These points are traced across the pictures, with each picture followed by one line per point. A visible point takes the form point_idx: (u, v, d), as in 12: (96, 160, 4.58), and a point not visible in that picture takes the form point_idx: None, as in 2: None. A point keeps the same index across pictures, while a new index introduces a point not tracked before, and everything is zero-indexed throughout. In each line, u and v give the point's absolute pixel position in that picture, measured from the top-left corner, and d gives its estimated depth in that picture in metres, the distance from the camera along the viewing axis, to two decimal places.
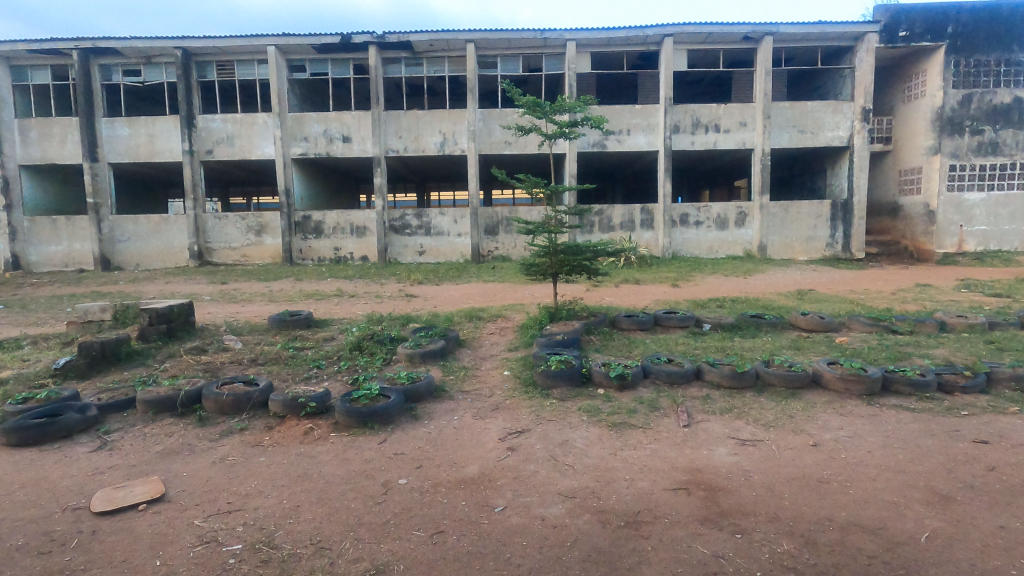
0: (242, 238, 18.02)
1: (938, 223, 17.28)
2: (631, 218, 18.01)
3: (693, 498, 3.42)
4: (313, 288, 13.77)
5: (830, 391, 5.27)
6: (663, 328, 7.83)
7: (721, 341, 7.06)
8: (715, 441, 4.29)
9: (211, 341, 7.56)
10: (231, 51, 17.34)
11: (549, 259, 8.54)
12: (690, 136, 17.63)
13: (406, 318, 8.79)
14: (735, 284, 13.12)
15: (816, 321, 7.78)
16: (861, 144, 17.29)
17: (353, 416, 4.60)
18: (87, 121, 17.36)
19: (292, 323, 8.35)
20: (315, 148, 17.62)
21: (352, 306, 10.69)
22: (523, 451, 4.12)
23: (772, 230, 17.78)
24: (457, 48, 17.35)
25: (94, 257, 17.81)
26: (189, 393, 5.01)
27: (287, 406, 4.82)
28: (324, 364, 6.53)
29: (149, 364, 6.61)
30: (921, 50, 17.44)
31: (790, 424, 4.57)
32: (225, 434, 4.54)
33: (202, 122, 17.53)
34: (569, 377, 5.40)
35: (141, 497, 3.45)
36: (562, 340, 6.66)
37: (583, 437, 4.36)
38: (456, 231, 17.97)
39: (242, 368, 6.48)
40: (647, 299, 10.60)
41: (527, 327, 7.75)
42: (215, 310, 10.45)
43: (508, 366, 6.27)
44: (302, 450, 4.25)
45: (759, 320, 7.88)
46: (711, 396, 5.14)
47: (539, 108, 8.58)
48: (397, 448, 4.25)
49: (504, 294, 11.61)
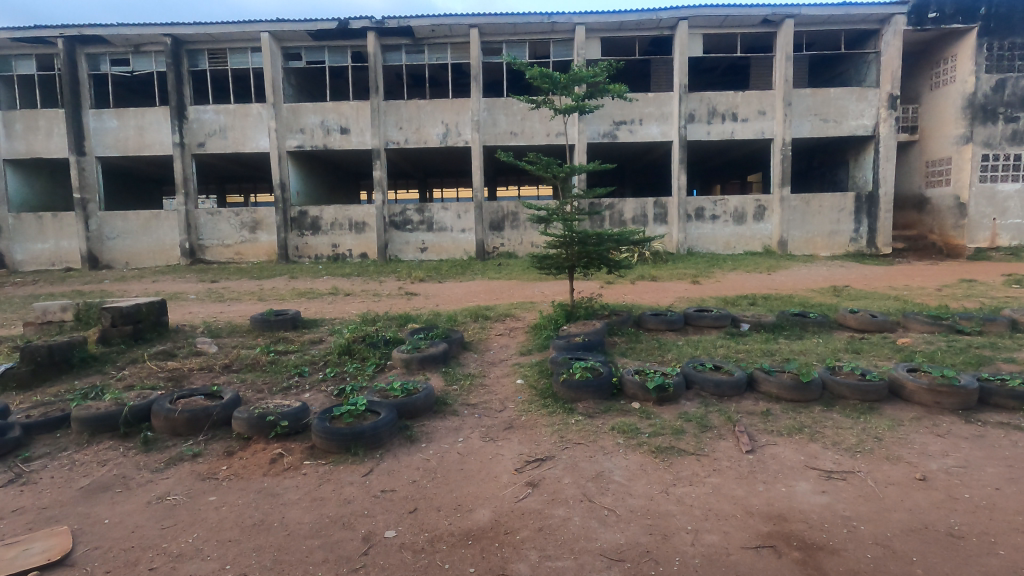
0: (236, 234, 17.15)
1: (970, 216, 16.27)
2: (644, 212, 17.05)
3: (787, 562, 2.50)
4: (307, 286, 12.86)
5: (914, 405, 4.33)
6: (695, 328, 6.89)
7: (764, 343, 6.15)
8: (793, 472, 3.35)
9: (183, 345, 6.65)
10: (223, 38, 16.48)
11: (566, 251, 7.61)
12: (706, 125, 16.67)
13: (405, 317, 7.90)
14: (759, 281, 12.19)
15: (869, 319, 6.84)
16: (888, 133, 16.29)
17: (333, 439, 3.72)
18: (74, 112, 16.54)
19: (277, 323, 7.44)
20: (311, 140, 16.75)
21: (346, 305, 9.79)
22: (547, 488, 3.21)
23: (794, 225, 16.79)
24: (460, 34, 16.44)
25: (81, 256, 16.98)
26: (135, 409, 4.11)
27: (253, 426, 3.93)
28: (307, 371, 5.65)
29: (106, 370, 5.72)
30: (951, 32, 16.43)
31: (881, 449, 3.64)
32: (171, 463, 3.63)
33: (193, 113, 16.68)
34: (596, 388, 4.49)
35: (34, 560, 2.57)
36: (583, 343, 5.74)
37: (621, 468, 3.42)
38: (460, 227, 17.05)
39: (211, 377, 5.57)
40: (670, 296, 9.68)
41: (539, 328, 6.84)
42: (198, 310, 9.57)
43: (520, 374, 5.36)
44: (265, 485, 3.34)
45: (803, 318, 6.95)
46: (770, 412, 4.21)
47: (551, 81, 7.72)
48: (385, 484, 3.33)
49: (512, 292, 10.69)
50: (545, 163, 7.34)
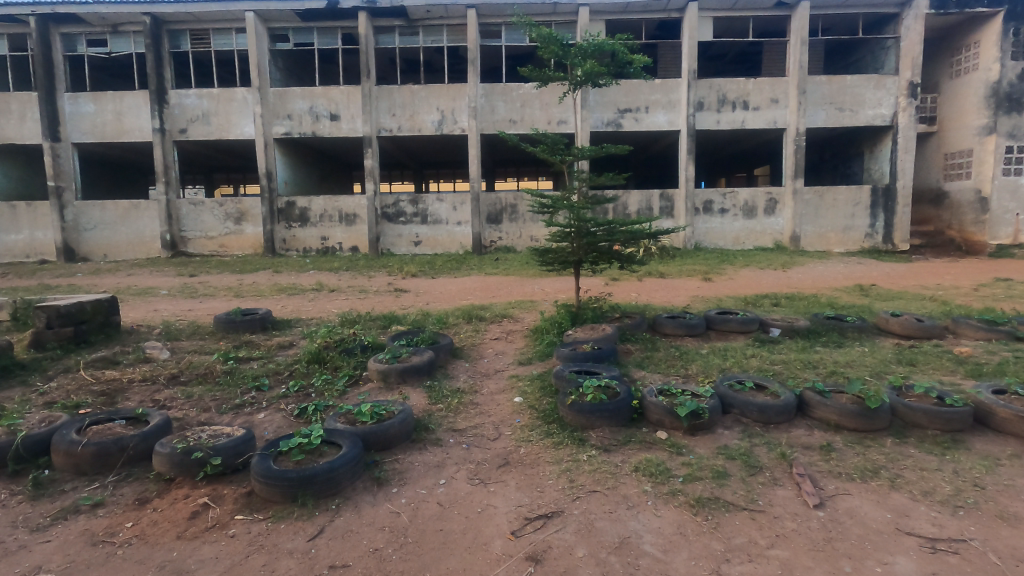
0: (220, 226, 16.23)
1: (992, 211, 15.43)
2: (650, 205, 16.15)
3: None
4: (290, 281, 12.01)
5: (1008, 436, 3.48)
6: (717, 333, 6.02)
7: (802, 353, 5.30)
8: (882, 542, 2.52)
9: (131, 350, 5.77)
10: (205, 18, 15.46)
11: (571, 245, 6.73)
12: (715, 113, 15.76)
13: (389, 317, 7.03)
14: (774, 278, 11.40)
15: (915, 324, 6.01)
16: (907, 123, 15.39)
17: (275, 485, 2.88)
18: (48, 96, 15.58)
19: (244, 325, 6.56)
20: (299, 127, 15.81)
21: (327, 303, 8.91)
22: (556, 566, 2.39)
23: (806, 219, 15.91)
24: (458, 15, 15.43)
25: (56, 248, 16.05)
26: (30, 440, 3.26)
27: (176, 464, 3.08)
28: (267, 385, 4.78)
29: (31, 382, 4.86)
30: (975, 17, 15.49)
31: (989, 503, 2.81)
32: (61, 518, 2.78)
33: (174, 97, 15.74)
34: (612, 413, 3.63)
35: None
36: (592, 353, 4.87)
37: (652, 533, 2.59)
38: (455, 219, 16.15)
39: (152, 392, 4.68)
40: (682, 295, 8.83)
41: (540, 332, 5.98)
42: (164, 308, 8.72)
43: (518, 390, 4.50)
44: (178, 555, 2.50)
45: (840, 323, 6.12)
46: (832, 446, 3.36)
47: (560, 48, 6.84)
48: (336, 556, 2.49)
49: (510, 289, 9.87)
50: (551, 143, 6.46)
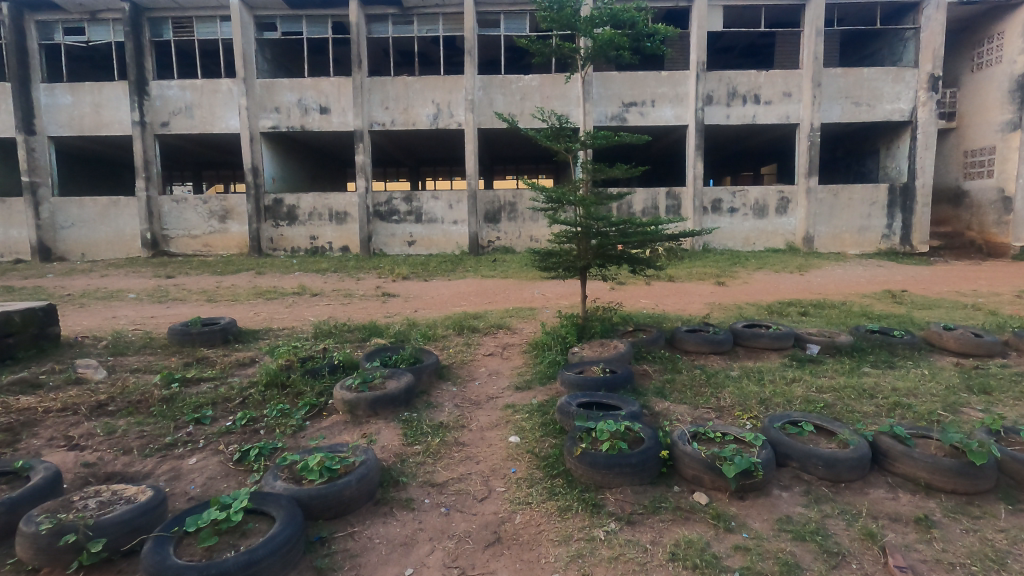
0: (203, 224, 15.36)
1: (1016, 211, 14.54)
2: (656, 203, 15.33)
3: None
4: (271, 284, 11.19)
5: None
6: (746, 350, 5.15)
7: (851, 377, 4.45)
8: None
9: (63, 370, 4.90)
10: (188, 5, 14.54)
11: (578, 246, 5.87)
12: (725, 107, 14.91)
13: (370, 328, 6.17)
14: (791, 283, 10.58)
15: (974, 340, 5.17)
16: (927, 118, 14.57)
17: None
18: (22, 87, 14.70)
19: (202, 338, 5.70)
20: (287, 120, 14.93)
21: (305, 310, 8.06)
22: None
23: (821, 219, 15.04)
24: (454, 3, 14.53)
25: (30, 247, 15.16)
26: None
27: (40, 550, 2.23)
28: (210, 416, 3.92)
29: None
30: (999, 7, 14.60)
31: None
32: None
33: (155, 89, 14.84)
34: (636, 467, 2.78)
35: None
36: (603, 380, 4.03)
37: None
38: (451, 218, 15.30)
39: (67, 427, 3.82)
40: (697, 302, 8.01)
41: (541, 348, 5.14)
42: (126, 314, 7.87)
43: (515, 427, 3.66)
44: None
45: (887, 338, 5.27)
46: (929, 519, 2.52)
47: (569, 17, 6.12)
48: None
49: (508, 294, 9.05)
50: (555, 128, 5.62)
